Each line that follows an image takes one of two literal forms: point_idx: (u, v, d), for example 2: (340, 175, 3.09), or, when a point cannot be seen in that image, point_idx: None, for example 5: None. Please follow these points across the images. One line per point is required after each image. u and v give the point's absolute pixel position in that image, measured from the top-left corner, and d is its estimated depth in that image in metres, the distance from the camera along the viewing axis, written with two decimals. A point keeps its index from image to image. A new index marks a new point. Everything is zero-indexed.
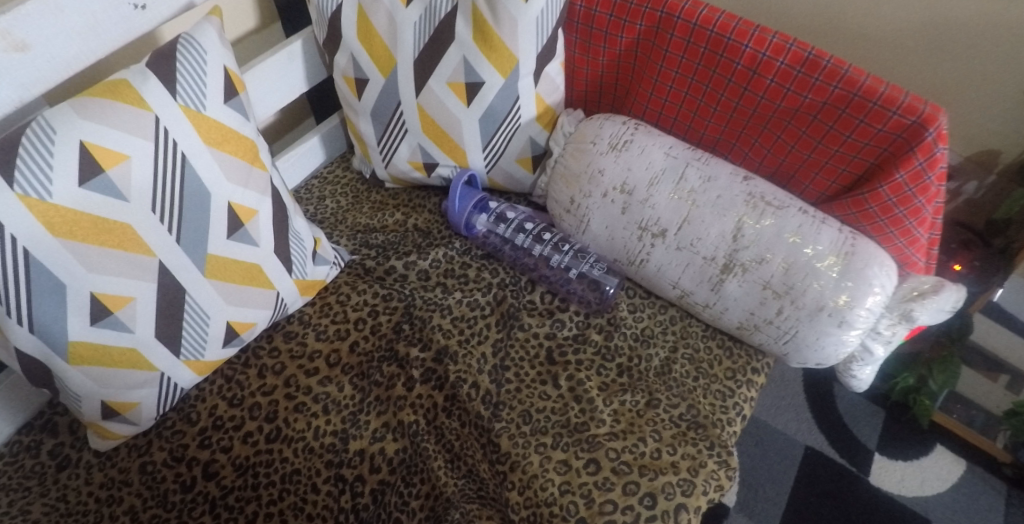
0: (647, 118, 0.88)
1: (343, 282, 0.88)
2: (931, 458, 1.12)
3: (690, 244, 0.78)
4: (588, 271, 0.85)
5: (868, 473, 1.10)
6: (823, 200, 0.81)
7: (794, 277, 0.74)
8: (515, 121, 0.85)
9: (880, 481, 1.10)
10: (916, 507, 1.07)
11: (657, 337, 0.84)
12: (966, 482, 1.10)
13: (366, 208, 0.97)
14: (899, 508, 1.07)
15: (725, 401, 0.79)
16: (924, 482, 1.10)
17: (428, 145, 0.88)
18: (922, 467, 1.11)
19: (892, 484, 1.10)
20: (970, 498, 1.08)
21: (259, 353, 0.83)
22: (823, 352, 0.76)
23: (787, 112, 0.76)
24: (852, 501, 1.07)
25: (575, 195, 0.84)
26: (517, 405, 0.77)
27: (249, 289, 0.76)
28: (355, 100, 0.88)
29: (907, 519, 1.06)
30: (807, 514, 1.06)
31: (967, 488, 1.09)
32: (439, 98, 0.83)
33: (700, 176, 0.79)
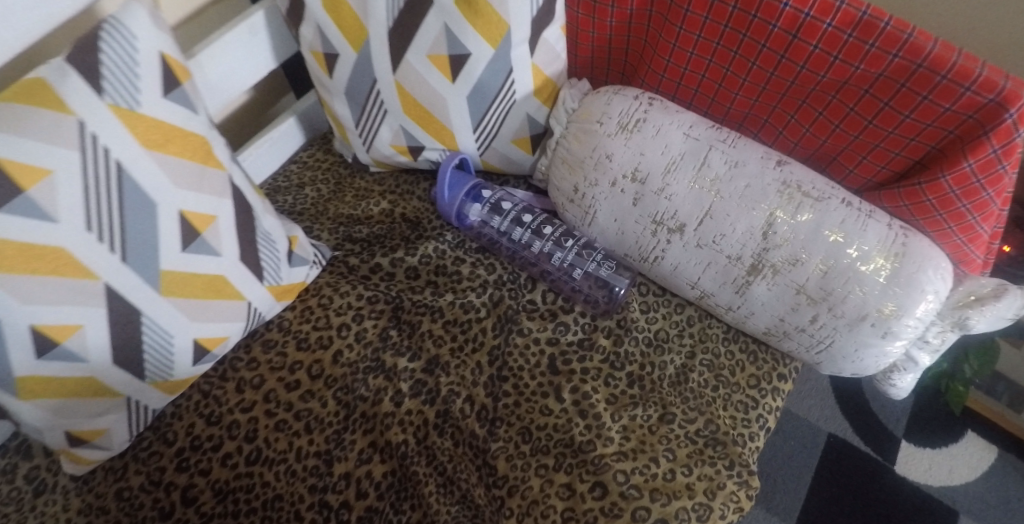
0: (663, 90, 0.76)
1: (325, 283, 0.80)
2: (960, 446, 1.06)
3: (712, 241, 0.68)
4: (595, 269, 0.75)
5: (893, 462, 1.05)
6: (869, 187, 0.70)
7: (833, 282, 0.64)
8: (508, 98, 0.74)
9: (906, 470, 1.04)
10: (942, 497, 1.02)
11: (672, 342, 0.75)
12: (998, 470, 1.04)
13: (349, 196, 0.87)
14: (926, 499, 1.02)
15: (747, 413, 0.72)
16: (953, 470, 1.04)
17: (411, 126, 0.77)
18: (951, 454, 1.05)
19: (918, 473, 1.04)
20: (1002, 487, 1.02)
21: (236, 365, 0.76)
22: (861, 363, 0.68)
23: (832, 84, 0.63)
24: (876, 492, 1.02)
25: (579, 183, 0.73)
26: (516, 422, 0.70)
27: (214, 302, 0.68)
28: (326, 78, 0.76)
29: (934, 510, 1.00)
30: (829, 506, 1.01)
31: (999, 477, 1.03)
32: (419, 74, 0.72)
33: (726, 161, 0.68)
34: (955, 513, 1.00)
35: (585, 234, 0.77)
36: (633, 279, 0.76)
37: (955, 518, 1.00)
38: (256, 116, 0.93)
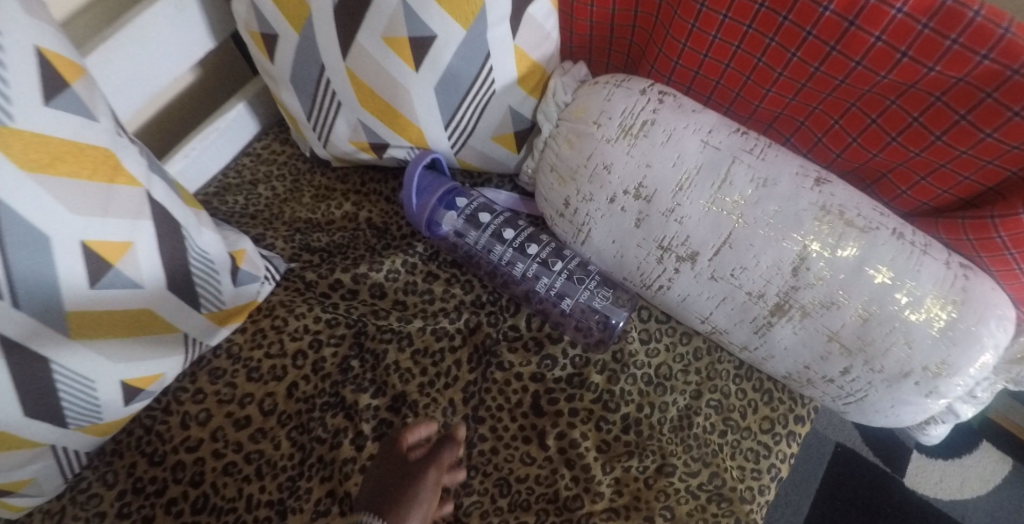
0: (676, 80, 0.62)
1: (279, 301, 0.69)
2: (974, 457, 0.95)
3: (730, 273, 0.57)
4: (587, 298, 0.64)
5: (902, 473, 0.94)
6: (924, 211, 0.58)
7: (873, 331, 0.53)
8: (485, 88, 0.62)
9: (915, 482, 0.94)
10: (950, 511, 0.92)
11: (675, 379, 0.65)
12: (1013, 483, 0.93)
13: (307, 196, 0.76)
14: (936, 514, 0.92)
15: (757, 463, 0.62)
16: (964, 483, 0.93)
17: (371, 121, 0.65)
18: (963, 465, 0.95)
19: (927, 485, 0.94)
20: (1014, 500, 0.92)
21: (180, 397, 0.66)
22: (894, 418, 0.58)
23: (894, 86, 0.50)
24: (881, 506, 0.92)
25: (570, 196, 0.62)
26: (492, 472, 0.61)
27: (140, 338, 0.59)
28: (268, 64, 0.65)
29: None
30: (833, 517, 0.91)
31: (1013, 491, 0.93)
32: (375, 61, 0.59)
33: (752, 179, 0.56)
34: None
35: (574, 253, 0.66)
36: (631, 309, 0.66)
37: None
38: (198, 97, 0.81)
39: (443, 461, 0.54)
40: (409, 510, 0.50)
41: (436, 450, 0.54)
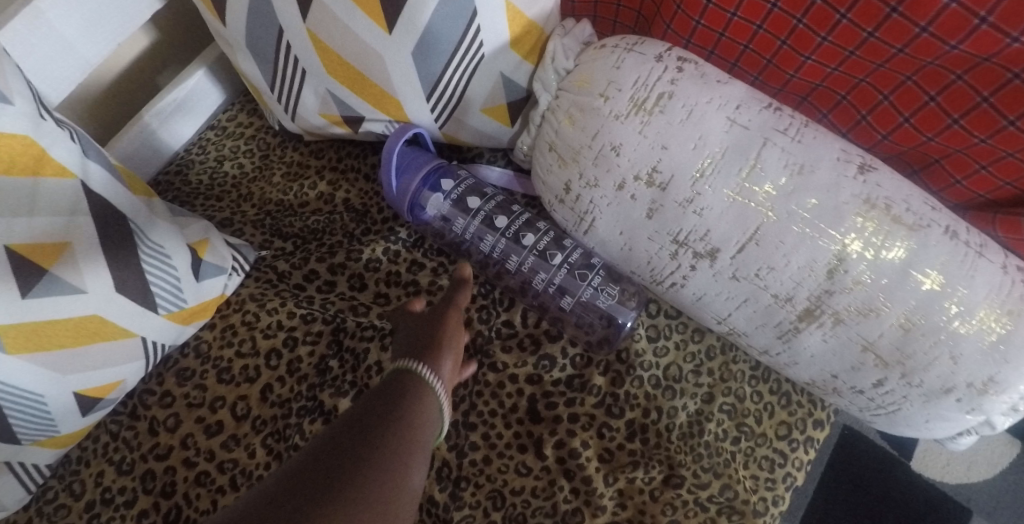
0: (696, 44, 0.53)
1: (249, 294, 0.62)
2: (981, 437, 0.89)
3: (755, 273, 0.50)
4: (589, 297, 0.57)
5: (909, 456, 0.88)
6: (981, 203, 0.50)
7: (914, 342, 0.47)
8: (471, 53, 0.53)
9: (922, 465, 0.88)
10: (957, 496, 0.86)
11: (685, 381, 0.59)
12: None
13: (278, 174, 0.69)
14: (940, 498, 0.86)
15: (772, 472, 0.57)
16: (972, 466, 0.87)
17: (342, 92, 0.57)
18: (974, 449, 0.88)
19: (935, 468, 0.88)
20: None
21: (147, 401, 0.60)
22: (922, 429, 0.52)
23: (964, 59, 0.41)
24: (885, 491, 0.86)
25: (572, 180, 0.53)
26: (484, 484, 0.55)
27: (92, 347, 0.52)
28: (220, 26, 0.58)
29: (949, 512, 0.85)
30: (838, 501, 0.86)
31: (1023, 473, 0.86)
32: (341, 21, 0.51)
33: (787, 165, 0.48)
34: (967, 513, 0.86)
35: (576, 242, 0.58)
36: (642, 309, 0.58)
37: (968, 520, 0.85)
38: (158, 61, 0.74)
39: (461, 303, 0.54)
40: (445, 345, 0.49)
41: (453, 294, 0.54)
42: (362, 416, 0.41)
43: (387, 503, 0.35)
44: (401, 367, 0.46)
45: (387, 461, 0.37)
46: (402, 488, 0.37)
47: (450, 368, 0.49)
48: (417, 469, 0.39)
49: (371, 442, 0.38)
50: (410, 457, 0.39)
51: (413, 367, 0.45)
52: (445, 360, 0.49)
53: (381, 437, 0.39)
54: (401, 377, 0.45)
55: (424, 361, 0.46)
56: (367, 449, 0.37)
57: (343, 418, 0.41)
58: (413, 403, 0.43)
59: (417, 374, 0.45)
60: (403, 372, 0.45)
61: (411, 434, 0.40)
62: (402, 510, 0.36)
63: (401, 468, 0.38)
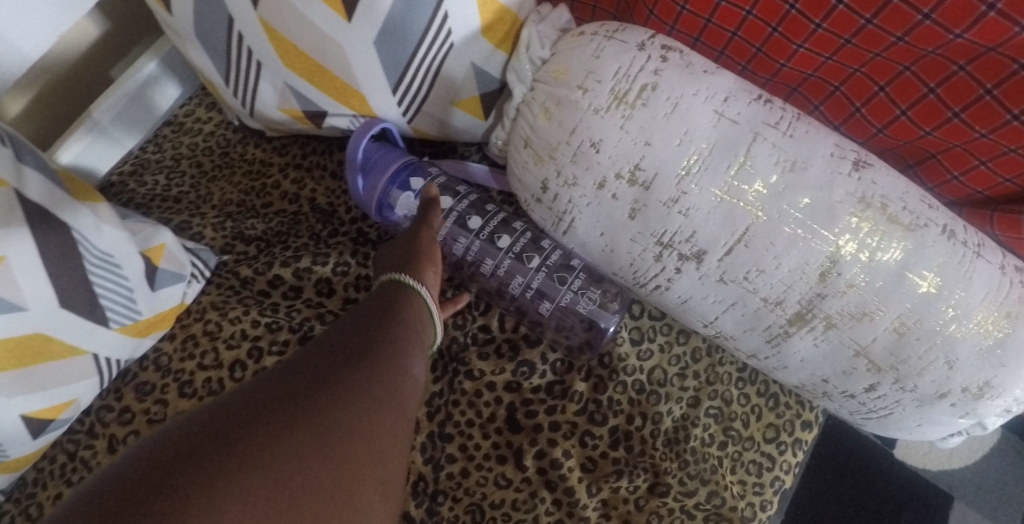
0: (680, 31, 0.49)
1: (210, 302, 0.59)
2: None
3: (744, 276, 0.47)
4: (569, 301, 0.54)
5: (893, 445, 0.87)
6: (978, 200, 0.48)
7: (909, 347, 0.45)
8: (439, 42, 0.49)
9: (905, 454, 0.87)
10: (938, 483, 0.86)
11: (670, 385, 0.57)
12: (1002, 450, 0.87)
13: (239, 173, 0.65)
14: (924, 486, 0.86)
15: (760, 477, 0.55)
16: (953, 453, 0.87)
17: (300, 85, 0.53)
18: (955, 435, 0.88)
19: (917, 456, 0.87)
20: (1002, 472, 0.86)
21: (105, 418, 0.57)
22: (912, 432, 0.51)
23: (968, 49, 0.39)
24: (871, 480, 0.85)
25: (549, 179, 0.50)
26: (462, 498, 0.53)
27: (38, 366, 0.49)
28: (165, 14, 0.53)
29: (931, 500, 0.85)
30: (820, 492, 0.85)
31: (1002, 459, 0.86)
32: (295, 8, 0.46)
33: (778, 161, 0.45)
34: (949, 500, 0.85)
35: (554, 243, 0.55)
36: (624, 312, 0.56)
37: (950, 506, 0.85)
38: (107, 53, 0.68)
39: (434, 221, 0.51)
40: (427, 259, 0.49)
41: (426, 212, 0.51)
42: (358, 323, 0.43)
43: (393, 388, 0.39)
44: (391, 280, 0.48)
45: (383, 356, 0.40)
46: (402, 376, 0.41)
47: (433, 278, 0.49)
48: (416, 360, 0.43)
49: (368, 340, 0.41)
50: (407, 352, 0.42)
51: (401, 277, 0.47)
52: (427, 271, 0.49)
53: (377, 338, 0.42)
54: (389, 289, 0.47)
55: (409, 272, 0.48)
56: (365, 350, 0.40)
57: (336, 325, 0.43)
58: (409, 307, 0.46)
59: (402, 284, 0.47)
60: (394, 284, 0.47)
61: (407, 337, 0.43)
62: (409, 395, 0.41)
63: (404, 359, 0.42)
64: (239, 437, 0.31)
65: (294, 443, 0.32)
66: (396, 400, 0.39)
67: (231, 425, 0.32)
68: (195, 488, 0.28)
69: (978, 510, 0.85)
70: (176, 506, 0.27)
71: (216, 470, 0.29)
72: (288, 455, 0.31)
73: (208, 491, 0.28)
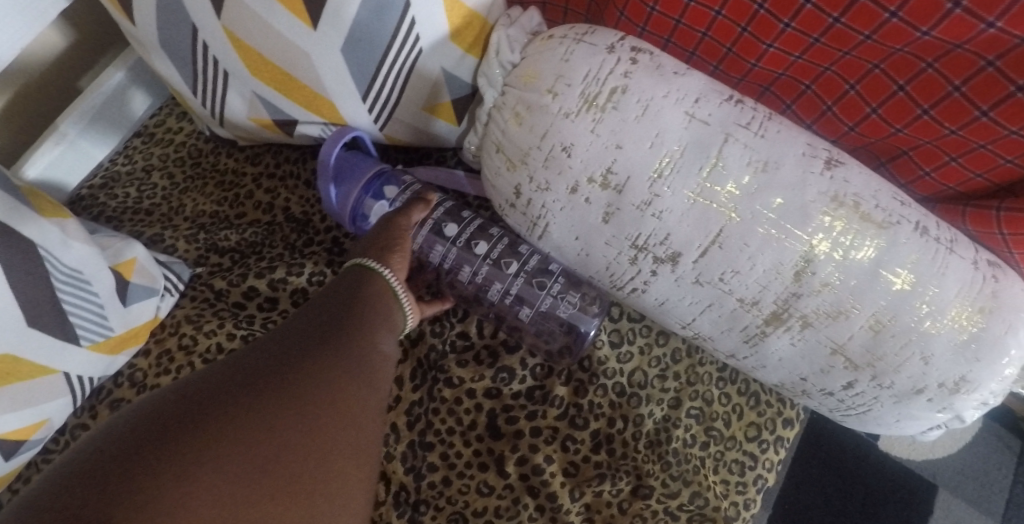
0: (651, 31, 0.49)
1: (185, 316, 0.58)
2: None
3: (719, 278, 0.47)
4: (549, 306, 0.54)
5: (877, 436, 0.88)
6: (950, 195, 0.48)
7: (884, 344, 0.45)
8: (407, 48, 0.48)
9: (889, 444, 0.88)
10: (923, 472, 0.87)
11: (650, 387, 0.57)
12: (985, 439, 0.87)
13: (211, 184, 0.64)
14: (907, 476, 0.86)
15: (742, 476, 0.55)
16: (936, 442, 0.88)
17: (269, 94, 0.52)
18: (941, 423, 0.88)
19: (901, 447, 0.88)
20: (986, 459, 0.87)
21: (80, 437, 0.56)
22: (892, 428, 0.51)
23: (935, 46, 0.39)
24: (855, 471, 0.86)
25: (522, 184, 0.50)
26: (444, 506, 0.53)
27: (6, 387, 0.48)
28: (128, 24, 0.52)
29: (915, 488, 0.86)
30: (806, 486, 0.86)
31: (985, 447, 0.87)
32: (259, 17, 0.45)
33: (749, 162, 0.44)
34: (934, 489, 0.86)
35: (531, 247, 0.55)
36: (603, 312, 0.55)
37: (935, 496, 0.86)
38: (73, 63, 0.67)
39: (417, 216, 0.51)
40: (396, 246, 0.49)
41: (411, 208, 0.51)
42: (329, 303, 0.46)
43: (360, 365, 0.42)
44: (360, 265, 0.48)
45: (350, 337, 0.43)
46: (369, 353, 0.44)
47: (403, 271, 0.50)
48: (385, 338, 0.46)
49: (336, 321, 0.44)
50: (375, 331, 0.45)
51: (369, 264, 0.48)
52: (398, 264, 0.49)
53: (346, 319, 0.44)
54: (356, 272, 0.48)
55: (374, 257, 0.49)
56: (334, 331, 0.43)
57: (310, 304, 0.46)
58: (377, 289, 0.47)
59: (367, 269, 0.48)
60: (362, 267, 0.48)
61: (375, 317, 0.46)
62: (378, 372, 0.44)
63: (373, 338, 0.45)
64: (212, 415, 0.35)
65: (259, 421, 0.36)
66: (364, 376, 0.42)
67: (204, 407, 0.35)
68: (169, 461, 0.32)
69: (963, 499, 0.86)
70: (144, 475, 0.31)
71: (182, 445, 0.33)
72: (258, 429, 0.35)
73: (184, 465, 0.32)
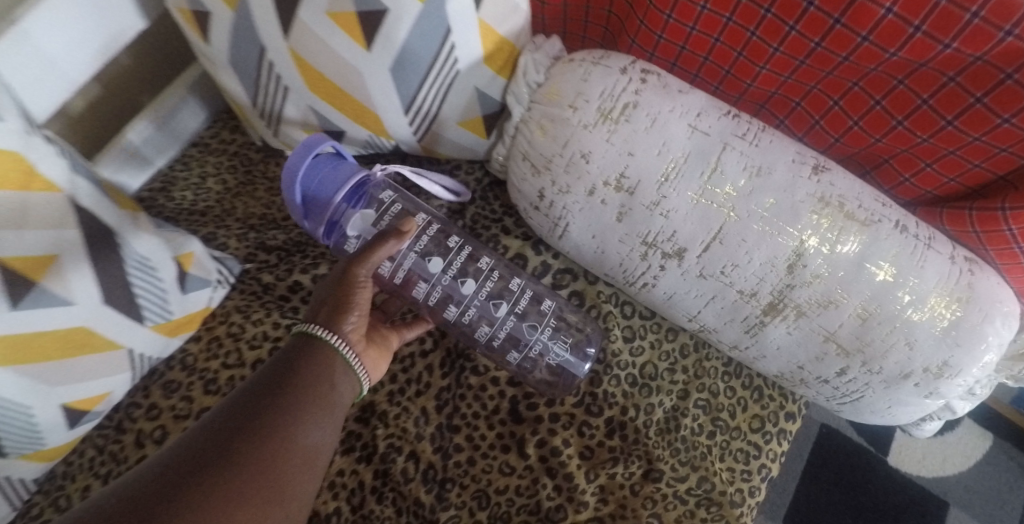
0: (659, 56, 0.56)
1: (234, 306, 0.64)
2: (957, 433, 0.92)
3: (721, 271, 0.52)
4: (541, 350, 0.58)
5: (887, 453, 0.91)
6: (929, 200, 0.54)
7: (872, 331, 0.49)
8: (447, 68, 0.55)
9: (900, 461, 0.90)
10: (932, 490, 0.89)
11: (660, 379, 0.61)
12: (997, 458, 0.90)
13: (261, 190, 0.72)
14: (919, 492, 0.89)
15: (747, 464, 0.59)
16: (947, 460, 0.90)
17: (323, 107, 0.59)
18: (948, 442, 0.91)
19: (911, 463, 0.90)
20: (996, 478, 0.89)
21: (134, 414, 0.61)
22: (888, 416, 0.55)
23: (903, 65, 0.45)
24: (866, 486, 0.88)
25: (545, 188, 0.56)
26: (469, 484, 0.57)
27: (80, 358, 0.54)
28: (202, 44, 0.59)
29: (926, 505, 0.88)
30: (818, 500, 0.88)
31: (996, 467, 0.90)
32: (321, 38, 0.53)
33: (745, 167, 0.51)
34: (945, 506, 0.88)
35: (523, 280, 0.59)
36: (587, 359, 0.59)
37: (947, 513, 0.87)
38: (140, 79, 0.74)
39: (385, 253, 0.50)
40: (347, 305, 0.49)
41: (379, 242, 0.51)
42: (262, 390, 0.45)
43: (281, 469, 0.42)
44: (308, 332, 0.49)
45: (266, 431, 0.43)
46: (285, 449, 0.43)
47: (356, 326, 0.50)
48: (313, 428, 0.45)
49: (263, 416, 0.44)
50: (305, 422, 0.45)
51: (315, 332, 0.49)
52: (351, 320, 0.50)
53: (274, 413, 0.44)
54: (299, 347, 0.48)
55: (318, 323, 0.49)
56: (259, 427, 0.43)
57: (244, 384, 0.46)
58: (318, 367, 0.47)
59: (312, 343, 0.48)
60: (308, 338, 0.49)
61: (306, 405, 0.45)
62: (302, 469, 0.44)
63: (301, 432, 0.44)
64: None
65: None
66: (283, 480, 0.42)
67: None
68: None
69: (975, 517, 0.87)
70: None
71: None
72: None
73: None
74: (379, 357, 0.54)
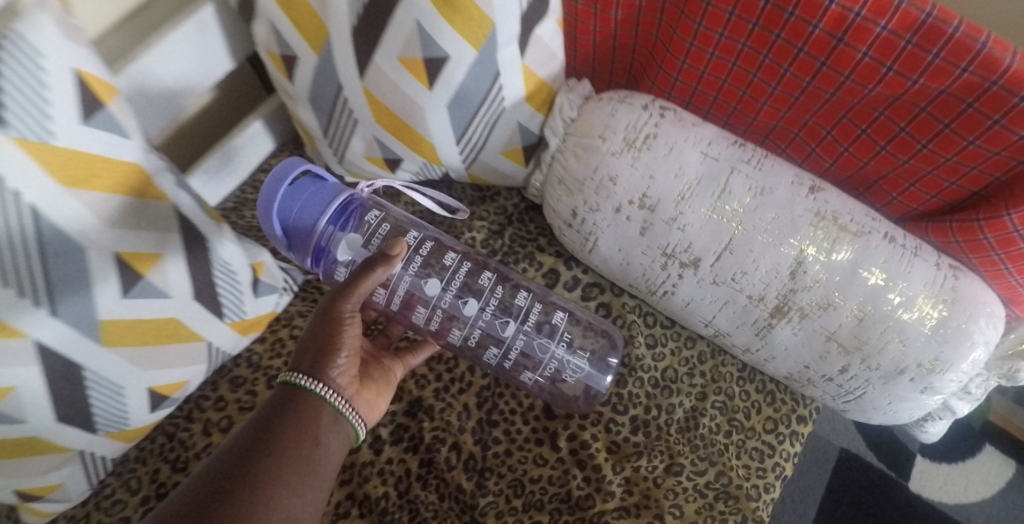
0: (676, 95, 0.66)
1: (297, 311, 0.73)
2: (978, 460, 0.95)
3: (732, 278, 0.60)
4: (556, 367, 0.62)
5: (908, 478, 0.94)
6: (914, 215, 0.62)
7: (868, 330, 0.56)
8: (494, 106, 0.65)
9: (920, 486, 0.94)
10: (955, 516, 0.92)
11: (681, 382, 0.68)
12: (1018, 487, 0.93)
13: None
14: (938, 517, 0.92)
15: (762, 462, 0.64)
16: (969, 487, 0.93)
17: (385, 137, 0.69)
18: (968, 470, 0.94)
19: (932, 488, 0.94)
20: (1017, 507, 0.92)
21: (203, 405, 0.68)
22: (892, 414, 0.61)
23: (881, 98, 0.54)
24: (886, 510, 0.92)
25: (578, 207, 0.65)
26: (506, 474, 0.62)
27: (169, 347, 0.61)
28: (287, 83, 0.70)
29: None
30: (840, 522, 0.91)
31: (1017, 495, 0.93)
32: (391, 78, 0.63)
33: (750, 187, 0.59)
34: None
35: (529, 295, 0.64)
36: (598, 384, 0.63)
37: None
38: (223, 111, 0.85)
39: (369, 284, 0.55)
40: (330, 350, 0.53)
41: (364, 273, 0.55)
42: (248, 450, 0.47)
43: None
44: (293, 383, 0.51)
45: (250, 494, 0.44)
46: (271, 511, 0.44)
47: (344, 369, 0.53)
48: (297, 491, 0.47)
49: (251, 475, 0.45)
50: (289, 483, 0.46)
51: (299, 381, 0.51)
52: (339, 363, 0.53)
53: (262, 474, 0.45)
54: (285, 405, 0.51)
55: (303, 371, 0.52)
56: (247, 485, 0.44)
57: (224, 444, 0.48)
58: (305, 423, 0.50)
59: (298, 401, 0.51)
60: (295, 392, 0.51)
61: (292, 466, 0.47)
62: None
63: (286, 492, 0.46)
64: None
65: None
66: None
67: None
68: None
69: None
70: None
71: None
72: None
73: None
74: (372, 384, 0.59)
